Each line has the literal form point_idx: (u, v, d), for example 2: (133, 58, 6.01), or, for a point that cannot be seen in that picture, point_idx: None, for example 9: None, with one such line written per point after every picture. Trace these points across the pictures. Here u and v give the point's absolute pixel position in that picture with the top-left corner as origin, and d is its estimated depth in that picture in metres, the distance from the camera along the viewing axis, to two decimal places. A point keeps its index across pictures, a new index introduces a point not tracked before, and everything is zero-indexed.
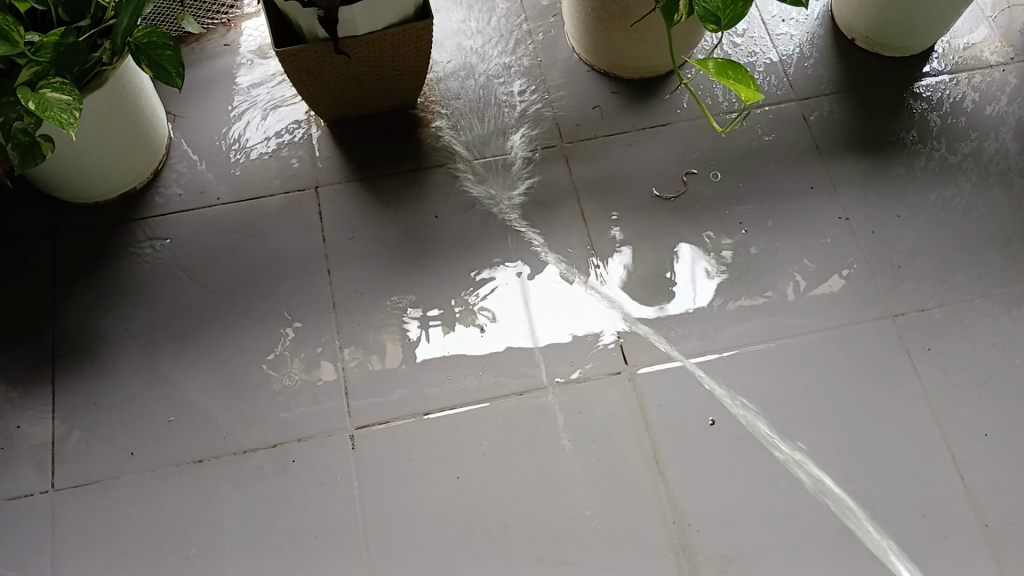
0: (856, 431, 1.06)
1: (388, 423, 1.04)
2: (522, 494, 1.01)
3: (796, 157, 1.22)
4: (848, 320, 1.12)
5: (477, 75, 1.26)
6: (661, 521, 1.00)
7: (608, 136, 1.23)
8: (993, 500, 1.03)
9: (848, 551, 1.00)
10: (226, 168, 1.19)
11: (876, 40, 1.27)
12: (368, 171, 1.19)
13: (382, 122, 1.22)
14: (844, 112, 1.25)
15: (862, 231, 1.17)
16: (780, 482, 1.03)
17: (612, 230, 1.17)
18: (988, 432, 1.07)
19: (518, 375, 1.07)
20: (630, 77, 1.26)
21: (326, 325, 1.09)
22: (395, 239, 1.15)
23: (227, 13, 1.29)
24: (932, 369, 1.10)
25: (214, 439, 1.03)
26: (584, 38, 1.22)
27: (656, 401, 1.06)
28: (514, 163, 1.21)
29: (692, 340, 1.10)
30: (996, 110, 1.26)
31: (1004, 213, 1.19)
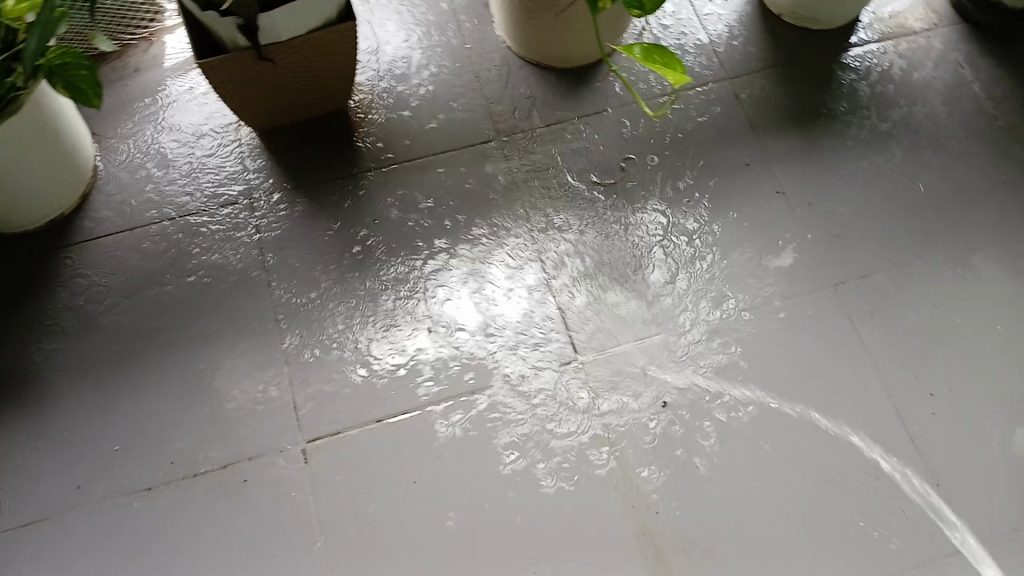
0: (806, 403, 1.07)
1: (339, 434, 1.03)
2: (480, 493, 1.01)
3: (731, 136, 1.23)
4: (791, 293, 1.14)
5: (408, 74, 1.25)
6: (621, 507, 1.01)
7: (544, 127, 1.22)
8: (942, 459, 1.05)
9: (807, 522, 1.01)
10: (157, 186, 1.16)
11: (802, 14, 1.28)
12: (303, 180, 1.17)
13: (314, 128, 1.20)
14: (775, 88, 1.26)
15: (800, 205, 1.19)
16: (736, 459, 1.04)
17: (555, 221, 1.17)
18: (933, 393, 1.09)
19: (470, 374, 1.07)
20: (562, 67, 1.26)
21: (271, 339, 1.08)
22: (337, 246, 1.13)
23: (148, 27, 1.26)
24: (875, 336, 1.12)
25: (163, 465, 1.01)
26: (513, 30, 1.22)
27: (609, 390, 1.07)
28: (452, 160, 1.20)
29: (641, 325, 1.11)
30: (924, 76, 1.28)
31: (936, 177, 1.21)
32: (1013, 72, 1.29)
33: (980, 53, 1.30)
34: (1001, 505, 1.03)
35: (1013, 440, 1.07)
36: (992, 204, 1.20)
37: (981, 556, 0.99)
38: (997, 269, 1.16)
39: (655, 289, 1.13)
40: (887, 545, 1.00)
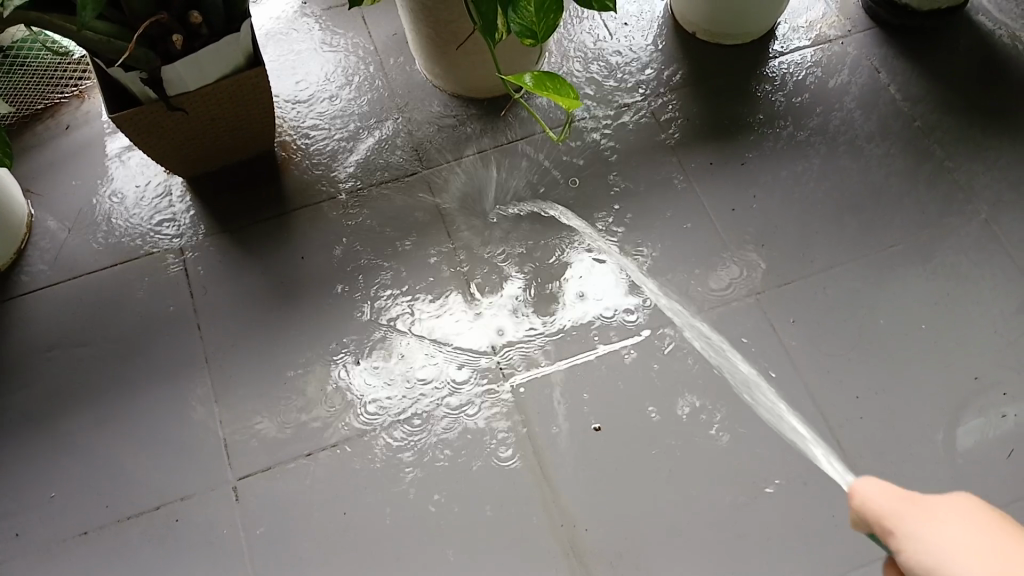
0: (733, 411, 1.09)
1: (270, 469, 1.05)
2: (410, 520, 1.02)
3: (650, 154, 1.26)
4: (713, 304, 1.15)
5: (332, 114, 1.28)
6: (551, 525, 1.02)
7: (467, 157, 1.25)
8: (869, 459, 1.06)
9: (735, 530, 1.02)
10: (90, 238, 1.19)
11: (707, 28, 1.31)
12: (232, 223, 1.20)
13: (241, 170, 1.23)
14: (693, 104, 1.29)
15: (721, 216, 1.21)
16: (663, 471, 1.05)
17: (480, 250, 1.19)
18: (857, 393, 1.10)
19: (397, 403, 1.09)
20: (482, 97, 1.29)
21: (201, 380, 1.10)
22: (266, 286, 1.16)
23: (78, 84, 1.29)
24: (798, 341, 1.13)
25: (98, 510, 1.03)
26: (430, 65, 1.25)
27: (538, 412, 1.09)
28: (378, 194, 1.22)
29: (567, 346, 1.13)
30: (840, 82, 1.31)
31: (854, 181, 1.24)
32: (928, 71, 1.31)
33: (895, 55, 1.33)
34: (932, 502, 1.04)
35: (942, 437, 1.07)
36: (913, 204, 1.22)
37: None
38: (921, 268, 1.18)
39: (580, 310, 1.15)
40: (813, 549, 1.01)
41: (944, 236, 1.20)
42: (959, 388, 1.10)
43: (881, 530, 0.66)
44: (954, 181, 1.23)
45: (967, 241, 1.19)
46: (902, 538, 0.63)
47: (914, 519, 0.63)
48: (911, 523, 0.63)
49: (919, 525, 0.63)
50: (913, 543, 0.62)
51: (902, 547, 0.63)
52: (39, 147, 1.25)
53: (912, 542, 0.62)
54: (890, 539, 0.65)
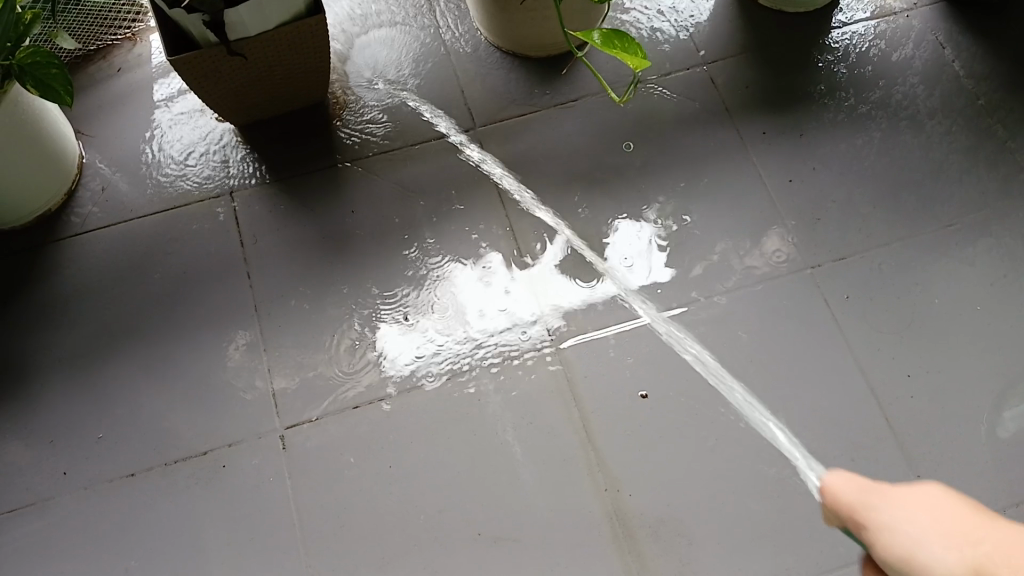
0: (782, 384, 1.08)
1: (317, 420, 1.05)
2: (456, 477, 1.02)
3: (707, 121, 1.24)
4: (766, 276, 1.14)
5: (387, 67, 1.27)
6: (594, 489, 1.02)
7: (521, 117, 1.24)
8: (918, 439, 1.05)
9: (780, 503, 1.01)
10: (141, 182, 1.19)
11: None
12: (283, 172, 1.19)
13: (293, 120, 1.22)
14: (753, 72, 1.27)
15: (777, 187, 1.20)
16: (708, 440, 1.05)
17: (532, 213, 1.18)
18: (908, 371, 1.09)
19: (445, 360, 1.09)
20: (539, 56, 1.28)
21: (249, 329, 1.10)
22: (316, 237, 1.15)
23: (130, 27, 1.27)
24: (851, 316, 1.12)
25: (146, 452, 1.03)
26: (488, 21, 1.23)
27: (585, 376, 1.08)
28: (430, 150, 1.21)
29: (618, 311, 1.12)
30: (903, 56, 1.28)
31: (914, 157, 1.21)
32: (995, 49, 1.28)
33: (960, 31, 1.30)
34: (980, 486, 1.02)
35: (993, 421, 1.06)
36: (973, 183, 1.20)
37: None
38: (977, 250, 1.16)
39: (629, 277, 1.14)
40: None
41: (1003, 217, 1.17)
42: (1013, 372, 1.09)
43: (853, 523, 0.74)
44: (1015, 162, 1.21)
45: None
46: (873, 530, 0.70)
47: (887, 510, 0.70)
48: (886, 516, 0.70)
49: (890, 513, 0.70)
50: (891, 535, 0.69)
51: (874, 538, 0.70)
52: (92, 88, 1.24)
53: (883, 532, 0.69)
54: (860, 530, 0.72)
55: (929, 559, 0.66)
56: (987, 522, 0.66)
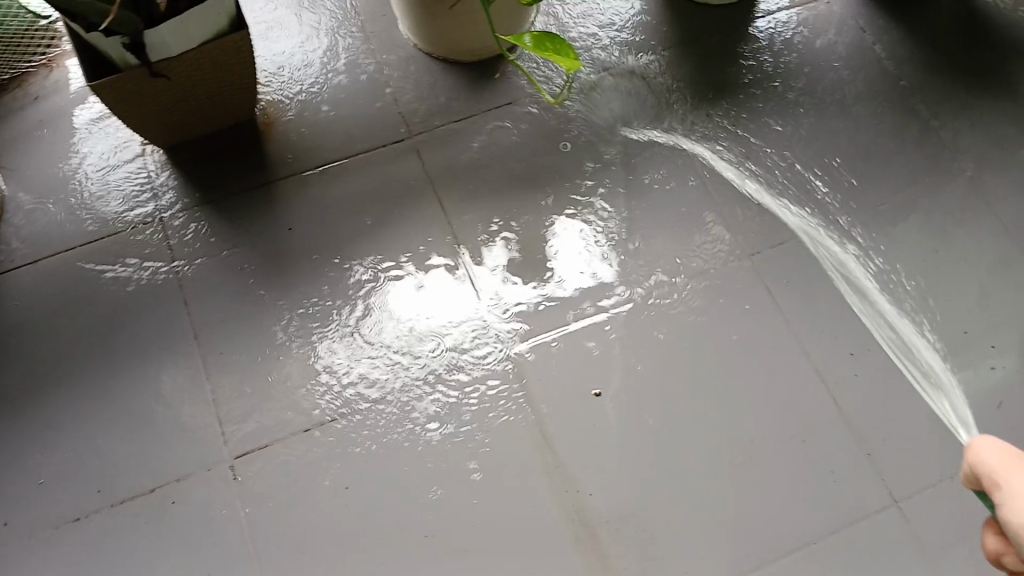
0: (730, 371, 1.09)
1: (267, 447, 1.03)
2: (414, 492, 1.01)
3: (642, 115, 1.26)
4: (709, 267, 1.15)
5: (314, 77, 1.26)
6: (554, 492, 1.02)
7: (456, 122, 1.23)
8: (865, 417, 1.07)
9: (737, 490, 1.02)
10: (66, 212, 1.15)
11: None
12: (215, 193, 1.16)
13: (222, 139, 1.20)
14: (681, 65, 1.29)
15: (713, 175, 1.22)
16: (662, 432, 1.05)
17: (473, 220, 1.17)
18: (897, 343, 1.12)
19: (396, 374, 1.07)
20: (471, 60, 1.27)
21: (190, 357, 1.07)
22: (254, 258, 1.13)
23: (46, 53, 1.24)
24: (792, 301, 1.14)
25: (90, 494, 1.00)
26: (415, 27, 1.22)
27: (537, 379, 1.08)
28: (367, 160, 1.20)
29: (565, 312, 1.12)
30: (826, 42, 1.32)
31: (843, 140, 1.25)
32: (913, 30, 1.33)
33: (878, 16, 1.35)
34: (926, 459, 1.05)
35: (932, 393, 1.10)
36: (899, 162, 1.23)
37: (908, 509, 1.02)
38: (907, 227, 1.19)
39: (576, 277, 1.14)
40: (814, 509, 1.02)
41: (929, 194, 1.21)
42: (951, 342, 1.12)
43: (988, 484, 0.65)
44: (938, 139, 1.25)
45: (952, 198, 1.21)
46: (1008, 496, 0.63)
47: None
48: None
49: None
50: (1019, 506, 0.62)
51: (1005, 505, 0.63)
52: (9, 118, 1.20)
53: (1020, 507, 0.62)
54: (995, 493, 0.64)
55: None
56: None
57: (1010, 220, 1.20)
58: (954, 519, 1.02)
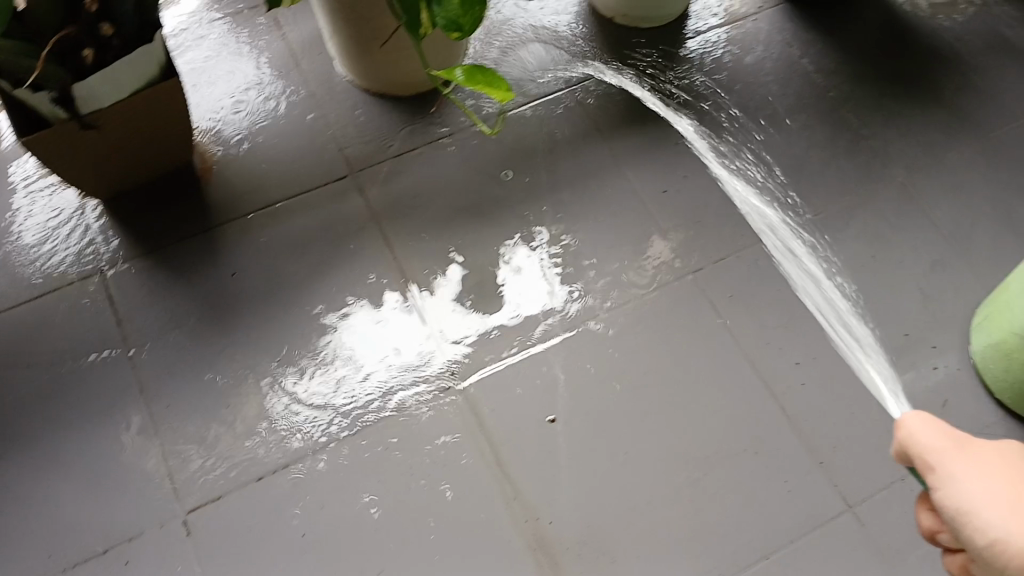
0: (681, 387, 1.11)
1: (220, 499, 1.01)
2: (373, 532, 1.00)
3: (581, 139, 1.28)
4: (654, 287, 1.17)
5: (251, 118, 1.26)
6: (515, 521, 1.02)
7: (397, 156, 1.24)
8: (815, 426, 1.09)
9: (695, 507, 1.03)
10: (4, 272, 1.13)
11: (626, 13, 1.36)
12: (156, 243, 1.16)
13: (160, 187, 1.19)
14: (614, 90, 1.33)
15: (654, 195, 1.24)
16: (619, 454, 1.06)
17: (419, 255, 1.17)
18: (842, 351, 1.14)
19: (350, 413, 1.07)
20: (407, 95, 1.29)
21: (137, 411, 1.06)
22: (199, 306, 1.12)
23: None
24: (738, 315, 1.16)
25: (39, 560, 0.97)
26: (350, 65, 1.23)
27: (490, 409, 1.08)
28: (310, 200, 1.20)
29: (515, 340, 1.13)
30: (756, 59, 1.36)
31: (778, 154, 1.28)
32: (837, 44, 1.38)
33: (803, 31, 1.39)
34: (877, 463, 1.07)
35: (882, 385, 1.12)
36: (833, 173, 1.27)
37: (863, 513, 1.04)
38: (845, 236, 1.22)
39: (525, 305, 1.15)
40: (771, 521, 1.03)
41: (863, 201, 1.25)
42: (894, 346, 1.15)
43: (923, 466, 0.70)
44: (869, 147, 1.29)
45: (886, 204, 1.25)
46: (942, 479, 0.68)
47: (966, 470, 0.67)
48: (960, 469, 0.67)
49: (967, 474, 0.66)
50: (954, 489, 0.66)
51: (941, 488, 0.67)
52: None
53: (955, 489, 0.66)
54: (929, 475, 0.69)
55: (986, 523, 0.64)
56: None
57: (942, 222, 1.23)
58: (908, 520, 1.04)
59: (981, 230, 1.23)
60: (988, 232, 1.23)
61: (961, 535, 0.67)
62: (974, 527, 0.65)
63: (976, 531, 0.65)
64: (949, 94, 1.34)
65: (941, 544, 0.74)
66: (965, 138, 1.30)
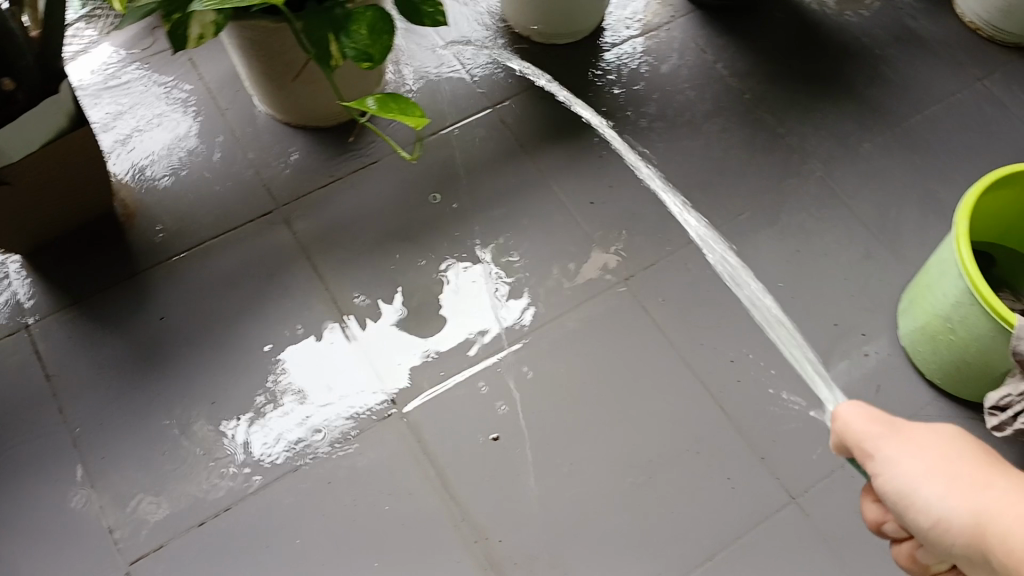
0: (620, 394, 1.12)
1: (163, 547, 1.00)
2: (322, 567, 0.99)
3: (505, 157, 1.29)
4: (588, 297, 1.18)
5: (172, 158, 1.25)
6: (464, 543, 1.01)
7: (322, 187, 1.24)
8: (754, 421, 1.11)
9: (642, 512, 1.04)
10: None
11: (542, 32, 1.37)
12: (82, 292, 1.14)
13: (83, 236, 1.18)
14: (535, 106, 1.34)
15: (581, 207, 1.25)
16: (564, 465, 1.07)
17: (352, 284, 1.17)
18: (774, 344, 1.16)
19: (291, 449, 1.06)
20: (329, 125, 1.29)
21: (71, 465, 1.04)
22: (129, 353, 1.11)
23: None
24: (672, 319, 1.17)
25: None
26: (267, 101, 1.23)
27: (432, 432, 1.08)
28: (238, 238, 1.19)
29: (453, 361, 1.13)
30: (671, 66, 1.39)
31: (700, 157, 1.30)
32: (750, 46, 1.41)
33: (716, 37, 1.42)
34: (816, 451, 1.09)
35: (815, 375, 1.15)
36: (753, 172, 1.29)
37: (806, 503, 1.06)
38: (769, 233, 1.24)
39: (463, 326, 1.16)
40: (717, 518, 1.04)
41: (785, 198, 1.28)
42: (824, 336, 1.17)
43: (861, 455, 0.71)
44: (787, 144, 1.32)
45: (807, 198, 1.28)
46: (879, 464, 0.69)
47: (898, 452, 0.68)
48: (893, 453, 0.69)
49: (900, 456, 0.68)
50: (891, 473, 0.68)
51: (879, 474, 0.69)
52: None
53: (891, 473, 0.68)
54: (868, 463, 0.71)
55: (925, 502, 0.66)
56: (993, 477, 0.64)
57: (862, 212, 1.27)
58: (849, 505, 1.06)
59: (900, 218, 1.26)
60: (907, 219, 1.26)
61: (906, 519, 0.68)
62: (916, 509, 0.67)
63: (918, 512, 0.66)
64: (860, 88, 1.38)
65: (888, 534, 0.76)
66: (879, 129, 1.34)
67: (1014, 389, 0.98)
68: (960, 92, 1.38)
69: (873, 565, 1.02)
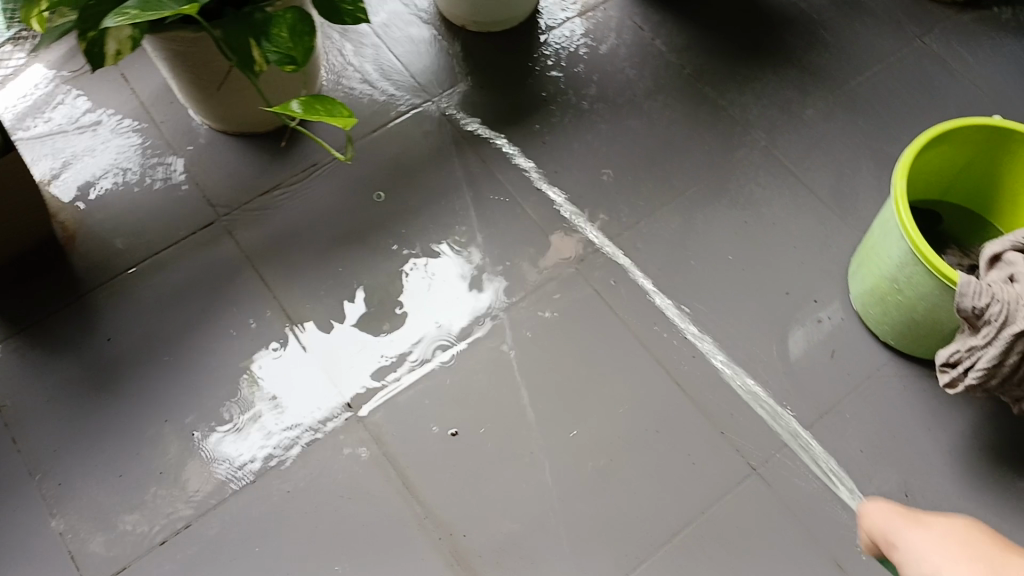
0: (576, 379, 1.12)
1: (125, 569, 0.99)
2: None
3: (448, 150, 1.28)
4: (539, 285, 1.18)
5: (110, 176, 1.24)
6: (429, 540, 1.01)
7: (265, 195, 1.23)
8: (711, 396, 1.11)
9: (605, 495, 1.04)
10: None
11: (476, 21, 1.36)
12: (27, 319, 1.13)
13: (24, 262, 1.16)
14: (475, 97, 1.33)
15: (528, 194, 1.25)
16: (524, 455, 1.06)
17: (300, 291, 1.16)
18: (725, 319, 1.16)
19: (249, 460, 1.06)
20: (267, 131, 1.28)
21: (27, 494, 1.03)
22: (79, 377, 1.10)
23: None
24: (624, 300, 1.17)
25: None
26: (200, 111, 1.22)
27: (390, 433, 1.07)
28: (183, 253, 1.18)
29: (407, 360, 1.13)
30: (610, 46, 1.38)
31: (643, 137, 1.30)
32: (688, 20, 1.41)
33: (654, 13, 1.42)
34: (775, 421, 1.09)
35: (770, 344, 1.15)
36: (698, 146, 1.29)
37: (767, 474, 1.06)
38: (717, 207, 1.24)
39: (418, 323, 1.15)
40: (680, 495, 1.04)
41: (731, 170, 1.27)
42: (777, 306, 1.17)
43: (888, 549, 0.70)
44: (730, 117, 1.32)
45: (753, 169, 1.27)
46: (899, 550, 0.68)
47: (914, 532, 0.67)
48: (908, 534, 0.67)
49: (914, 535, 0.67)
50: (907, 555, 0.66)
51: (900, 558, 0.67)
52: None
53: (907, 553, 0.66)
54: (894, 553, 0.69)
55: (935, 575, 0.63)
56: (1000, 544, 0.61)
57: (809, 178, 1.27)
58: (810, 472, 1.06)
59: (846, 182, 1.26)
60: (853, 182, 1.26)
61: None
62: None
63: None
64: (800, 53, 1.38)
65: None
66: (820, 95, 1.34)
67: (962, 345, 0.98)
68: (900, 51, 1.38)
69: (837, 529, 1.02)
